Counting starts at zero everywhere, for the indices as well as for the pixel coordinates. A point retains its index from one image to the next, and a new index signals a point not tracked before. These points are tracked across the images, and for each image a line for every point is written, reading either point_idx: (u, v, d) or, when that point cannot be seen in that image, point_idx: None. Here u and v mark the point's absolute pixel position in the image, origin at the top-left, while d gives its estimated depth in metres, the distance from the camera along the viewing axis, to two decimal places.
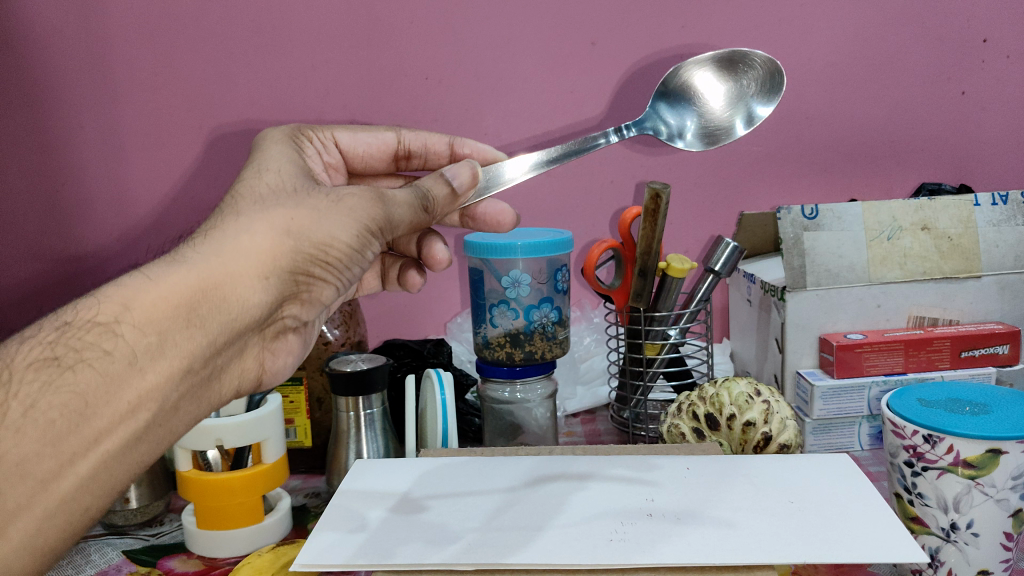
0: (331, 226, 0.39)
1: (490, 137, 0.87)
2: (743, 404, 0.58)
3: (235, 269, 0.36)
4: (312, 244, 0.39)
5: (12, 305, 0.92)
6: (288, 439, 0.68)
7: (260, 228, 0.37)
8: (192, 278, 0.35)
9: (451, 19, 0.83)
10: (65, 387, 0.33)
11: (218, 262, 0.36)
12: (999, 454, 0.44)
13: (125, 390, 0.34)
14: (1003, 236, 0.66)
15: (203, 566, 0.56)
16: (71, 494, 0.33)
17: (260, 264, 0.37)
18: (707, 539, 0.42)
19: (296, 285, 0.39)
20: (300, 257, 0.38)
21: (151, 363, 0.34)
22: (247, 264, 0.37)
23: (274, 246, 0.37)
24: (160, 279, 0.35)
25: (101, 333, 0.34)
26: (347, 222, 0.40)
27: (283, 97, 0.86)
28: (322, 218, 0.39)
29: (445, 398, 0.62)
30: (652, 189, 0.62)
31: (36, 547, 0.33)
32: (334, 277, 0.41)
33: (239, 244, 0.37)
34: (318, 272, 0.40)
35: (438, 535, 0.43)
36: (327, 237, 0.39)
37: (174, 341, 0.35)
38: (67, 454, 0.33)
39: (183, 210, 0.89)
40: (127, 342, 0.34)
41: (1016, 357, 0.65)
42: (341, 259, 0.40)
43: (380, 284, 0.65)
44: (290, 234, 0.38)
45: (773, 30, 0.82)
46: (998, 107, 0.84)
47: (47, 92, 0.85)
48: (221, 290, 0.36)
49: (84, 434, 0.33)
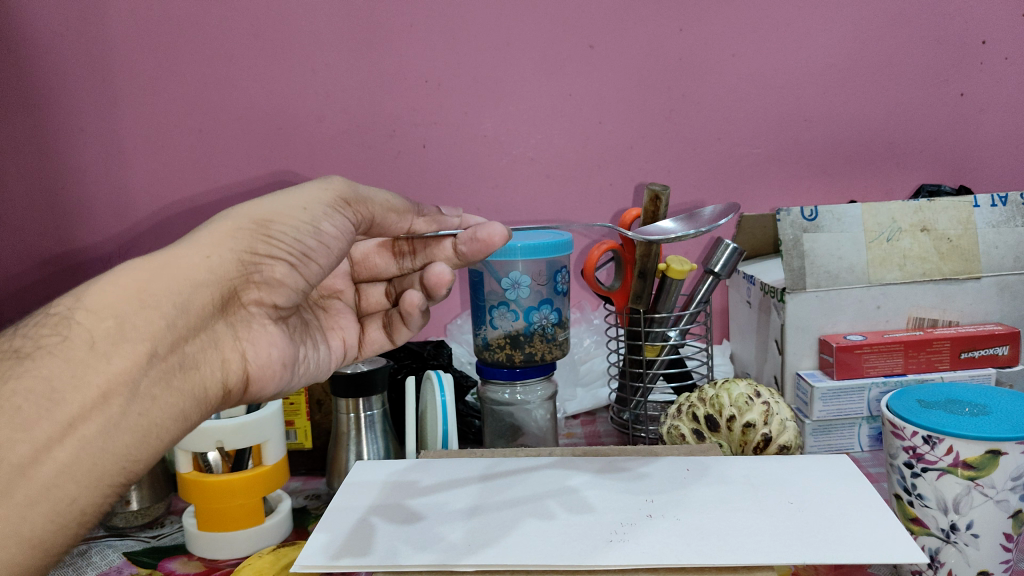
0: (278, 207, 0.41)
1: (490, 139, 0.87)
2: (743, 405, 0.58)
3: (183, 253, 0.38)
4: (259, 222, 0.40)
5: (13, 306, 0.92)
6: (289, 440, 0.69)
7: (211, 222, 0.40)
8: (142, 265, 0.37)
9: (450, 21, 0.83)
10: (28, 373, 0.33)
11: (166, 251, 0.38)
12: (999, 454, 0.44)
13: (91, 372, 0.34)
14: (1003, 237, 0.66)
15: (203, 567, 0.56)
16: (53, 481, 0.33)
17: (208, 246, 0.39)
18: (705, 540, 0.42)
19: (249, 266, 0.40)
20: (242, 232, 0.39)
21: (114, 347, 0.34)
22: (191, 247, 0.38)
23: (220, 229, 0.39)
24: (115, 273, 0.37)
25: (57, 322, 0.35)
26: (296, 200, 0.42)
27: (283, 99, 0.86)
28: (272, 202, 0.41)
29: (445, 399, 0.62)
30: (652, 190, 0.63)
31: (23, 537, 0.32)
32: (286, 252, 0.41)
33: (186, 238, 0.39)
34: (272, 252, 0.40)
35: (433, 536, 0.44)
36: (272, 215, 0.40)
37: (133, 323, 0.35)
38: (42, 439, 0.32)
39: (183, 211, 0.89)
40: (85, 328, 0.34)
41: (1016, 358, 0.65)
42: (294, 236, 0.41)
43: (387, 341, 0.56)
44: (237, 219, 0.40)
45: (772, 32, 0.83)
46: (998, 109, 0.84)
47: (46, 94, 0.86)
48: (166, 269, 0.37)
49: (55, 418, 0.33)
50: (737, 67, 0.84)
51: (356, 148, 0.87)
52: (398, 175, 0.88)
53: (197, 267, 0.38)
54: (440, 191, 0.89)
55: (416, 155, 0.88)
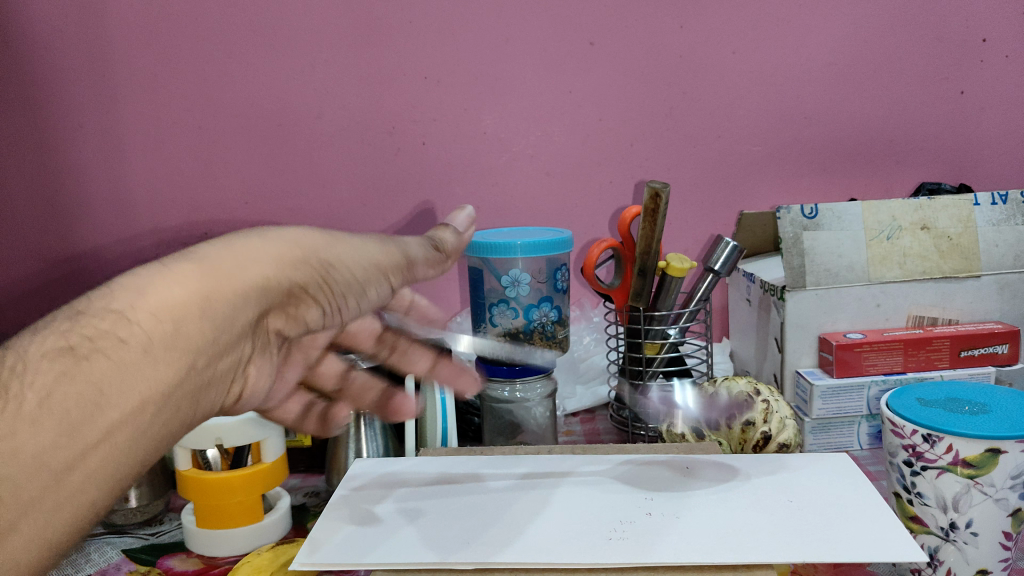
0: (347, 254, 0.40)
1: (490, 137, 0.87)
2: (741, 403, 0.58)
3: (251, 269, 0.36)
4: (322, 264, 0.39)
5: (11, 302, 0.91)
6: (288, 438, 0.69)
7: (279, 239, 0.38)
8: (208, 268, 0.35)
9: (450, 19, 0.83)
10: (81, 375, 0.30)
11: (234, 256, 0.36)
12: (998, 454, 0.44)
13: (136, 380, 0.31)
14: (1002, 236, 0.66)
15: (202, 565, 0.56)
16: (81, 486, 0.30)
17: (271, 271, 0.37)
18: (708, 539, 0.41)
19: (290, 298, 0.39)
20: (306, 268, 0.38)
21: (163, 353, 0.32)
22: (258, 262, 0.36)
23: (287, 256, 0.38)
24: (173, 270, 0.34)
25: (117, 319, 0.32)
26: (362, 250, 0.41)
27: (283, 97, 0.85)
28: (340, 246, 0.40)
29: (446, 397, 0.63)
30: (652, 189, 0.62)
31: (43, 543, 0.30)
32: (326, 299, 0.40)
33: (251, 248, 0.37)
34: (316, 294, 0.40)
35: (436, 535, 0.43)
36: (336, 261, 0.40)
37: (185, 333, 0.33)
38: (82, 445, 0.30)
39: (181, 207, 0.89)
40: (142, 330, 0.32)
41: (1015, 357, 0.65)
42: (343, 288, 0.41)
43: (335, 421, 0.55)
44: (310, 250, 0.39)
45: (773, 31, 0.82)
46: (999, 107, 0.84)
47: (45, 90, 0.85)
48: (231, 279, 0.35)
49: (99, 425, 0.30)
50: (738, 64, 0.84)
51: (356, 145, 0.87)
52: (399, 172, 0.88)
53: (255, 287, 0.36)
54: (440, 189, 0.88)
55: (416, 153, 0.87)
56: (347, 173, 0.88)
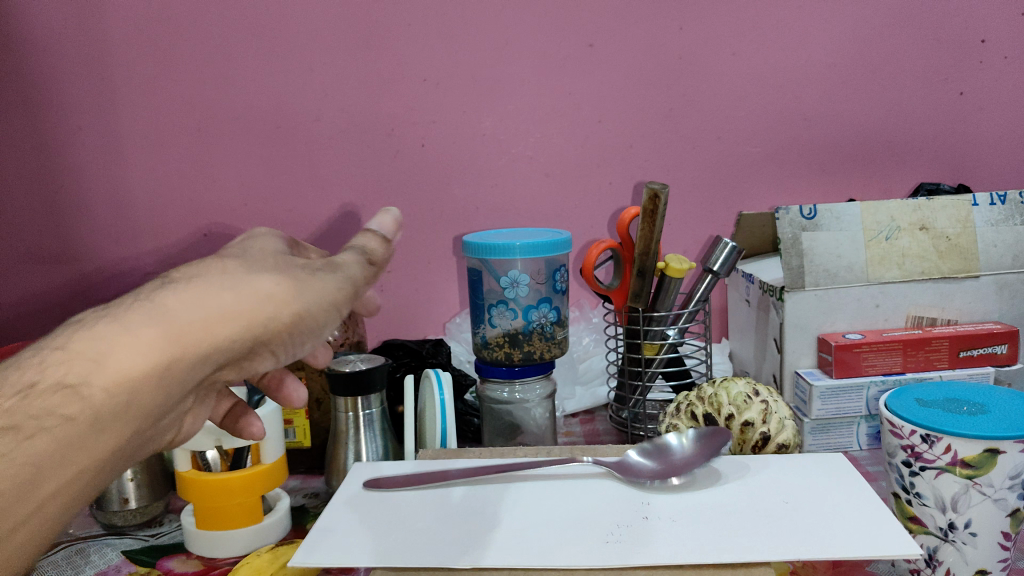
0: (307, 303, 0.36)
1: (489, 138, 0.87)
2: (741, 403, 0.58)
3: (210, 334, 0.34)
4: (283, 320, 0.36)
5: (10, 303, 0.91)
6: (288, 439, 0.69)
7: (240, 291, 0.35)
8: (165, 337, 0.33)
9: (449, 20, 0.83)
10: (28, 450, 0.31)
11: (193, 322, 0.33)
12: (996, 454, 0.44)
13: (81, 452, 0.33)
14: (1001, 236, 0.66)
15: (202, 566, 0.56)
16: (28, 538, 0.33)
17: (232, 335, 0.35)
18: (706, 540, 0.41)
19: (248, 352, 0.37)
20: (267, 327, 0.36)
21: (112, 422, 0.33)
22: (218, 326, 0.34)
23: (246, 317, 0.35)
24: (127, 336, 0.32)
25: (66, 392, 0.32)
26: (321, 298, 0.37)
27: (282, 99, 0.86)
28: (301, 295, 0.36)
29: (445, 398, 0.62)
30: (651, 190, 0.62)
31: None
32: (281, 350, 0.38)
33: (210, 307, 0.34)
34: (272, 348, 0.37)
35: (432, 536, 0.43)
36: (299, 314, 0.36)
37: (135, 403, 0.33)
38: (31, 508, 0.32)
39: (180, 208, 0.89)
40: (92, 404, 0.32)
41: (1014, 357, 0.65)
42: (301, 337, 0.38)
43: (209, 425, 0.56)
44: (271, 306, 0.35)
45: (772, 31, 0.83)
46: (998, 107, 0.84)
47: (45, 92, 0.85)
48: (187, 349, 0.33)
49: (43, 490, 0.32)
50: (737, 65, 0.84)
51: (355, 147, 0.87)
52: (398, 174, 0.88)
53: (212, 352, 0.35)
54: (439, 190, 0.88)
55: (415, 155, 0.87)
56: (347, 175, 0.88)
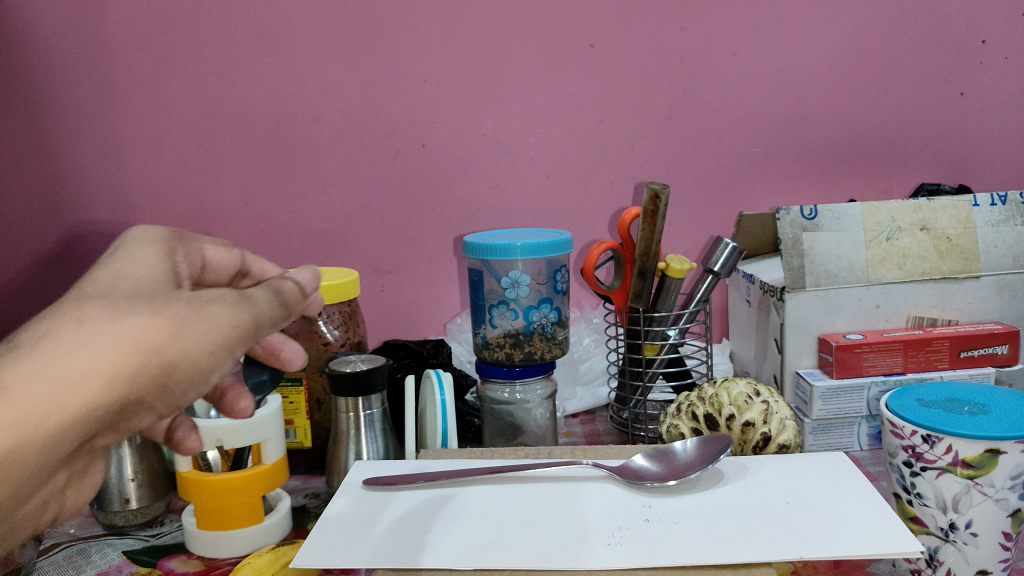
0: (187, 346, 0.32)
1: (490, 138, 0.87)
2: (743, 404, 0.57)
3: (61, 399, 0.29)
4: (159, 368, 0.31)
5: (9, 303, 0.91)
6: (288, 440, 0.69)
7: (97, 343, 0.30)
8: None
9: (450, 21, 0.83)
10: None
11: (34, 388, 0.29)
12: (998, 454, 0.44)
13: None
14: (1002, 236, 0.66)
15: (203, 566, 0.56)
16: None
17: (88, 398, 0.30)
18: (708, 540, 0.41)
19: (122, 414, 0.32)
20: (138, 380, 0.31)
21: None
22: (73, 389, 0.29)
23: (106, 372, 0.30)
24: None
25: None
26: (206, 334, 0.33)
27: (283, 99, 0.86)
28: (182, 336, 0.32)
29: (445, 398, 0.62)
30: (652, 190, 0.62)
31: None
32: (164, 404, 0.33)
33: (59, 368, 0.29)
34: (150, 405, 0.33)
35: (434, 539, 0.43)
36: (177, 358, 0.32)
37: None
38: None
39: (180, 208, 0.89)
40: None
41: (1015, 357, 0.65)
42: (188, 385, 0.33)
43: None
44: (142, 354, 0.31)
45: (773, 32, 0.83)
46: (999, 108, 0.84)
47: (45, 92, 0.86)
48: (33, 422, 0.29)
49: None
50: (738, 66, 0.84)
51: (356, 147, 0.87)
52: (399, 174, 0.88)
53: (67, 422, 0.30)
54: (440, 191, 0.88)
55: (415, 155, 0.87)
56: (347, 175, 0.88)
